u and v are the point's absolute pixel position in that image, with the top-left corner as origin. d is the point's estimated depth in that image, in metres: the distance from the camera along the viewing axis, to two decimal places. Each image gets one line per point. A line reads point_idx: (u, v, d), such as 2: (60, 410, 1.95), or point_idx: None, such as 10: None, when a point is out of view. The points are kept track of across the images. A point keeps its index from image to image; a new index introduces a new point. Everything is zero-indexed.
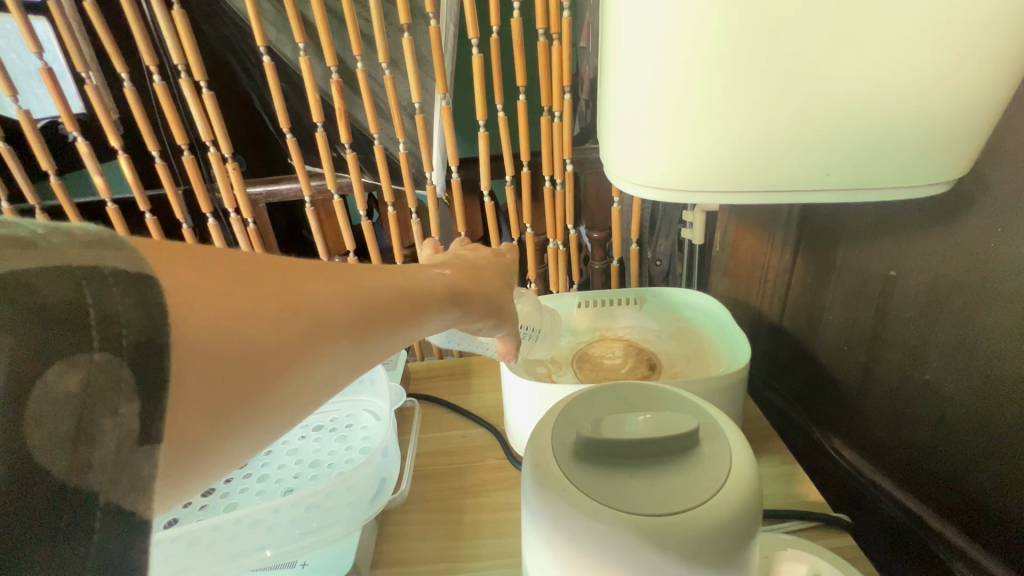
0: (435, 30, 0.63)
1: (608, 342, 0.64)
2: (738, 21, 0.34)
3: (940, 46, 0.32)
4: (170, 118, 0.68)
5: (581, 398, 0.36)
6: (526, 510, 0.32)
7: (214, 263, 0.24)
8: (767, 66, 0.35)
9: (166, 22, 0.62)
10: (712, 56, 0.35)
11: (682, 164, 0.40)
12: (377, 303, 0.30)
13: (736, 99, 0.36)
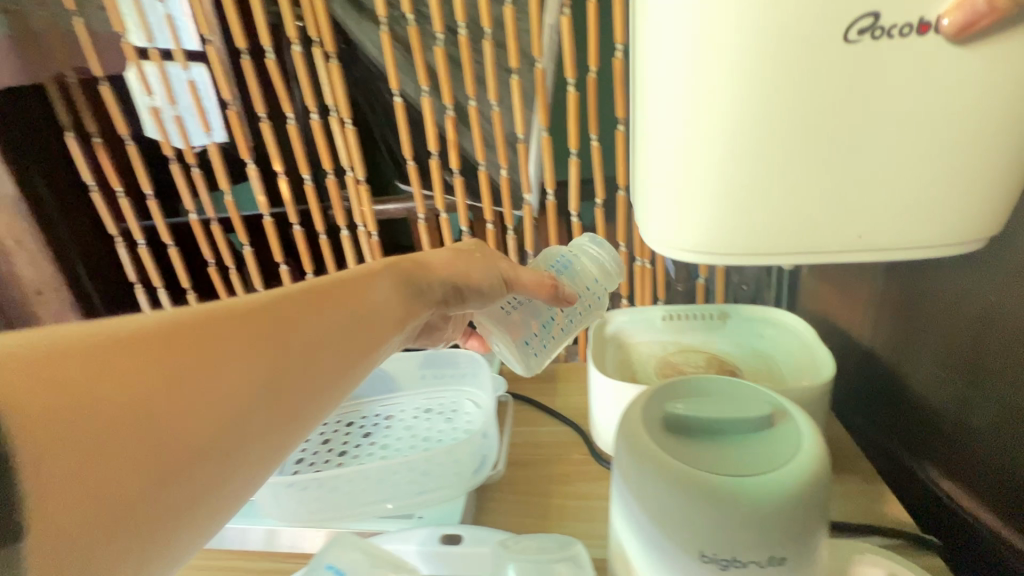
0: (539, 71, 0.73)
1: (691, 351, 0.67)
2: (766, 66, 0.39)
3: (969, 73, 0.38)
4: (322, 148, 0.83)
5: (667, 385, 0.41)
6: (619, 476, 0.38)
7: (143, 346, 0.29)
8: (800, 103, 0.40)
9: (326, 72, 0.77)
10: (715, 98, 0.41)
11: (712, 197, 0.44)
12: (323, 318, 0.38)
13: (734, 134, 0.42)
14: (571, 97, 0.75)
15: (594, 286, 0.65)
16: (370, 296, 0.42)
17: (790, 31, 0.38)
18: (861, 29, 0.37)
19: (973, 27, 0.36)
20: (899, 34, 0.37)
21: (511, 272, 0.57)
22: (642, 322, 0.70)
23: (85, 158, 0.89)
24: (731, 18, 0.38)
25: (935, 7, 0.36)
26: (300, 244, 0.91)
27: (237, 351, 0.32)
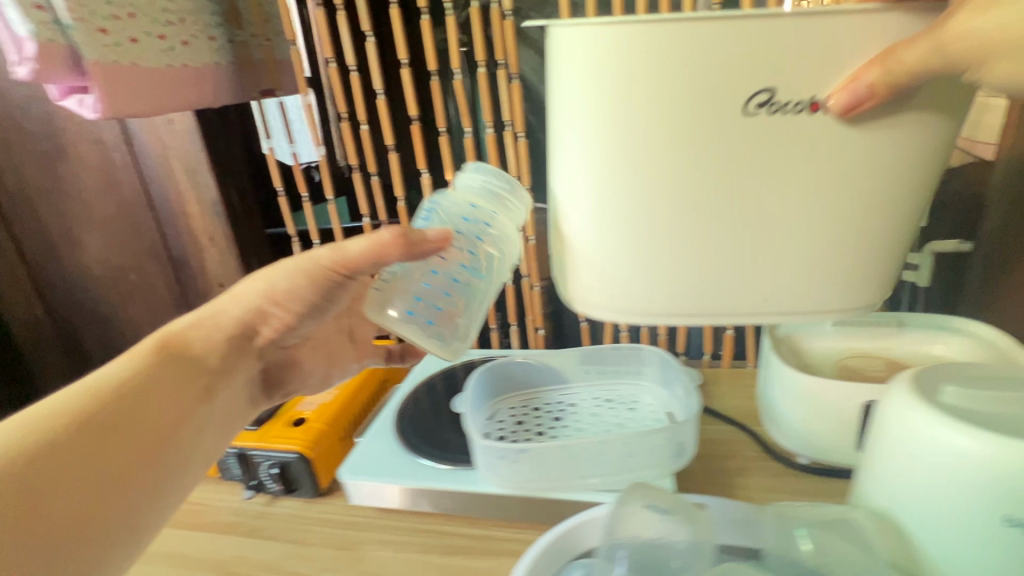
0: None
1: (867, 356, 0.69)
2: (661, 130, 0.43)
3: (852, 144, 0.43)
4: (495, 159, 0.90)
5: (935, 367, 0.45)
6: (891, 440, 0.43)
7: None
8: (698, 165, 0.44)
9: (508, 92, 0.84)
10: (620, 152, 0.44)
11: (614, 249, 0.48)
12: (130, 397, 0.48)
13: (643, 189, 0.45)
14: None
15: (471, 214, 0.56)
16: (162, 373, 0.52)
17: (693, 99, 0.42)
18: (758, 103, 0.42)
19: (858, 107, 0.41)
20: (789, 109, 0.42)
21: (347, 265, 0.56)
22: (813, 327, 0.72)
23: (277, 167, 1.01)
24: (621, 85, 0.42)
25: (824, 89, 0.41)
26: None
27: (58, 442, 0.42)
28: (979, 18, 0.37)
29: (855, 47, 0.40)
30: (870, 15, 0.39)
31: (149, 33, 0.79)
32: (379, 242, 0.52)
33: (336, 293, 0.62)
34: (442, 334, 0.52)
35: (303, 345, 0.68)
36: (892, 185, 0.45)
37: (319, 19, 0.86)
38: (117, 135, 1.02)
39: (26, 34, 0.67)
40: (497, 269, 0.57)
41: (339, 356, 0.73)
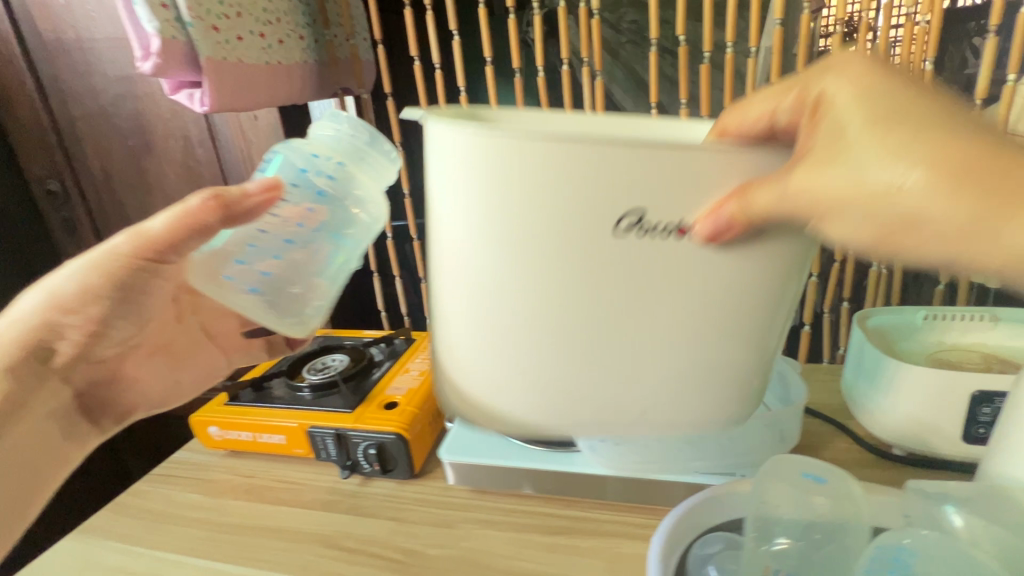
0: None
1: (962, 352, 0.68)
2: (534, 250, 0.34)
3: (717, 273, 0.35)
4: None
5: None
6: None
7: None
8: (570, 288, 0.35)
9: (591, 89, 0.86)
10: (490, 268, 0.36)
11: (475, 367, 0.40)
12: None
13: (519, 310, 0.37)
14: None
15: (311, 163, 0.53)
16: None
17: (561, 216, 0.33)
18: (627, 225, 0.33)
19: (720, 235, 0.33)
20: (660, 234, 0.33)
21: (150, 250, 0.51)
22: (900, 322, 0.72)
23: None
24: (495, 196, 0.34)
25: (692, 210, 0.33)
26: None
27: None
28: (815, 169, 0.31)
29: (722, 174, 0.32)
30: (741, 149, 0.32)
31: (252, 32, 0.83)
32: (193, 217, 0.48)
33: (149, 283, 0.56)
34: (277, 306, 0.52)
35: (130, 355, 0.61)
36: (761, 328, 0.37)
37: (407, 19, 0.90)
38: (203, 131, 1.06)
39: (152, 31, 0.71)
40: (362, 237, 0.57)
41: (185, 356, 0.65)
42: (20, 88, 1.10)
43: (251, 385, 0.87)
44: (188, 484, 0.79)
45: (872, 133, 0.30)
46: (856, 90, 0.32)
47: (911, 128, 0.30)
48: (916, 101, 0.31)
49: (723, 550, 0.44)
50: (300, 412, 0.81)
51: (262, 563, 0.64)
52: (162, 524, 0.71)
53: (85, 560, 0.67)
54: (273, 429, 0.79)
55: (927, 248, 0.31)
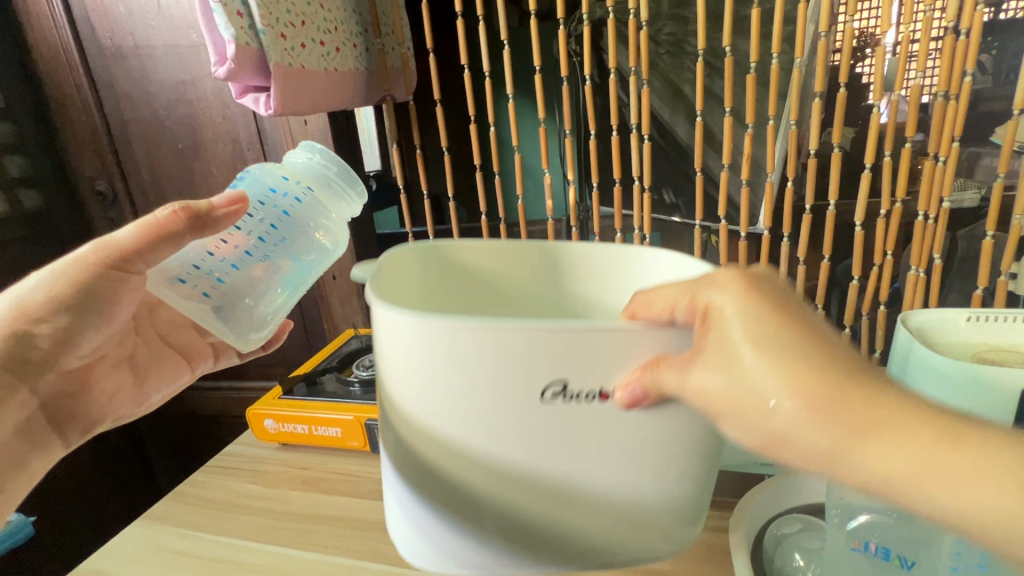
0: (841, 95, 0.85)
1: (1006, 351, 0.66)
2: (465, 413, 0.38)
3: (618, 435, 0.39)
4: (618, 158, 0.95)
5: None
6: None
7: None
8: (494, 444, 0.39)
9: (635, 97, 0.89)
10: (424, 421, 0.40)
11: (424, 504, 0.43)
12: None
13: (444, 458, 0.40)
14: (870, 118, 0.88)
15: (279, 186, 0.57)
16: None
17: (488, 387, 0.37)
18: (552, 392, 0.37)
19: (637, 403, 0.37)
20: (583, 399, 0.38)
21: (116, 257, 0.52)
22: (944, 321, 0.70)
23: (400, 163, 1.12)
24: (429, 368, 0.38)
25: (611, 379, 0.37)
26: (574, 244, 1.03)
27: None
28: (707, 367, 0.36)
29: (637, 352, 0.36)
30: (651, 336, 0.36)
31: (314, 40, 0.87)
32: (157, 229, 0.49)
33: (127, 298, 0.57)
34: (226, 310, 0.54)
35: (96, 365, 0.65)
36: (651, 490, 0.41)
37: (459, 30, 0.93)
38: (252, 135, 1.09)
39: (229, 38, 0.75)
40: (321, 262, 0.59)
41: (149, 372, 0.70)
42: (78, 93, 1.14)
43: (305, 380, 0.90)
44: (243, 474, 0.81)
45: (763, 347, 0.35)
46: (740, 303, 0.36)
47: (786, 356, 0.34)
48: (782, 322, 0.35)
49: (800, 530, 0.54)
50: (353, 406, 0.83)
51: (327, 549, 0.66)
52: (224, 512, 0.74)
53: (152, 544, 0.69)
54: (327, 422, 0.81)
55: (795, 461, 0.35)
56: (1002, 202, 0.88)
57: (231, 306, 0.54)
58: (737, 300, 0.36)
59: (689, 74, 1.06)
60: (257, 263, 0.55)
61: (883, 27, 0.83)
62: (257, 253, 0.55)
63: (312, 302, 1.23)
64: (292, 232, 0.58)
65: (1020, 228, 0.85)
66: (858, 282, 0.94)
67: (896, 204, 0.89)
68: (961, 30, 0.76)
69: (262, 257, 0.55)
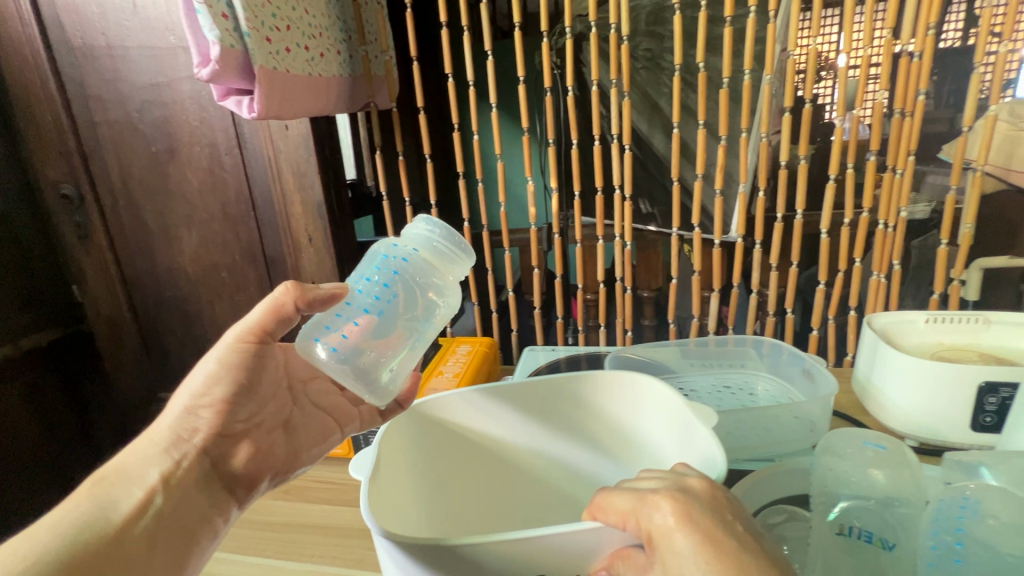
0: (807, 111, 0.89)
1: (961, 351, 0.70)
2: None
3: None
4: (599, 169, 0.97)
5: None
6: None
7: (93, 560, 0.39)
8: None
9: (616, 108, 0.92)
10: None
11: None
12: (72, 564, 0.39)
13: None
14: (834, 132, 0.93)
15: (392, 249, 0.50)
16: (99, 517, 0.42)
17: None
18: None
19: None
20: None
21: (254, 336, 0.53)
22: (907, 324, 0.74)
23: (381, 170, 1.12)
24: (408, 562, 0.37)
25: (582, 566, 0.36)
26: (556, 250, 1.05)
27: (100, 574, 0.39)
28: None
29: (600, 545, 0.36)
30: (611, 527, 0.35)
31: (298, 45, 0.86)
32: (278, 307, 0.51)
33: (263, 366, 0.53)
34: (360, 378, 0.48)
35: (254, 435, 0.52)
36: None
37: (443, 40, 0.95)
38: (231, 139, 1.08)
39: (213, 39, 0.74)
40: (439, 324, 0.51)
41: (306, 437, 0.56)
42: (44, 94, 1.10)
43: None
44: None
45: None
46: (676, 526, 0.31)
47: None
48: (743, 547, 0.30)
49: (786, 520, 0.49)
50: None
51: (312, 558, 0.64)
52: None
53: None
54: None
55: None
56: (953, 212, 0.94)
57: (360, 372, 0.48)
58: (671, 520, 0.32)
59: (665, 89, 1.11)
60: (382, 330, 0.49)
61: (843, 49, 0.88)
62: (378, 320, 0.49)
63: None
64: (410, 297, 0.49)
65: (969, 235, 0.92)
66: (824, 287, 0.98)
67: (861, 214, 0.95)
68: (914, 53, 0.82)
69: (384, 324, 0.49)
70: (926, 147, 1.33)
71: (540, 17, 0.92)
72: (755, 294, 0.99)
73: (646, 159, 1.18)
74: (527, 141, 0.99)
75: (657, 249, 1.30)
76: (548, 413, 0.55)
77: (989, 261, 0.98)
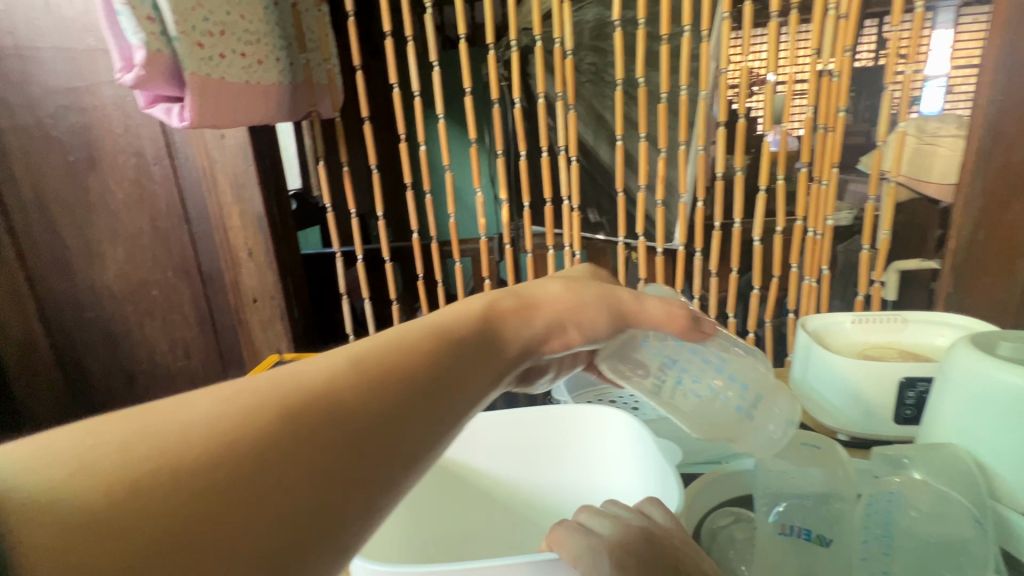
0: (740, 125, 0.94)
1: (882, 348, 0.76)
2: None
3: None
4: (547, 180, 0.99)
5: (982, 334, 0.53)
6: (953, 377, 0.52)
7: (417, 390, 0.28)
8: None
9: (562, 122, 0.94)
10: None
11: None
12: (359, 415, 0.26)
13: None
14: (765, 145, 0.99)
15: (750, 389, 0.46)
16: (450, 358, 0.31)
17: None
18: None
19: None
20: None
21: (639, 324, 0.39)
22: (835, 325, 0.79)
23: (325, 181, 1.08)
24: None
25: None
26: (507, 261, 1.05)
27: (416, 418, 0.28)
28: None
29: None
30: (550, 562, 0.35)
31: (234, 50, 0.83)
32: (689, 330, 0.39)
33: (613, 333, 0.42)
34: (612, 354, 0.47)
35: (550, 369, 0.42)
36: None
37: (388, 51, 0.93)
38: (159, 148, 1.01)
39: (137, 43, 0.69)
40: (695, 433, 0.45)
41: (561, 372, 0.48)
42: None
43: None
44: None
45: None
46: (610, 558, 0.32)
47: None
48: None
49: (733, 522, 0.49)
50: None
51: None
52: None
53: None
54: None
55: None
56: (871, 218, 1.01)
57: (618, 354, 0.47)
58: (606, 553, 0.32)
59: (609, 102, 1.14)
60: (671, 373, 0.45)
61: (770, 68, 0.94)
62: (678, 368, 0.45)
63: (229, 325, 1.14)
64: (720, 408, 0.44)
65: (887, 240, 0.99)
66: (760, 292, 1.04)
67: (795, 221, 1.00)
68: (834, 73, 0.88)
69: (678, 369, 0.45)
70: (847, 157, 1.44)
71: (487, 29, 0.92)
72: (700, 298, 1.02)
73: (592, 170, 1.21)
74: (475, 152, 0.99)
75: (606, 257, 1.33)
76: (539, 441, 0.56)
77: (904, 264, 1.06)
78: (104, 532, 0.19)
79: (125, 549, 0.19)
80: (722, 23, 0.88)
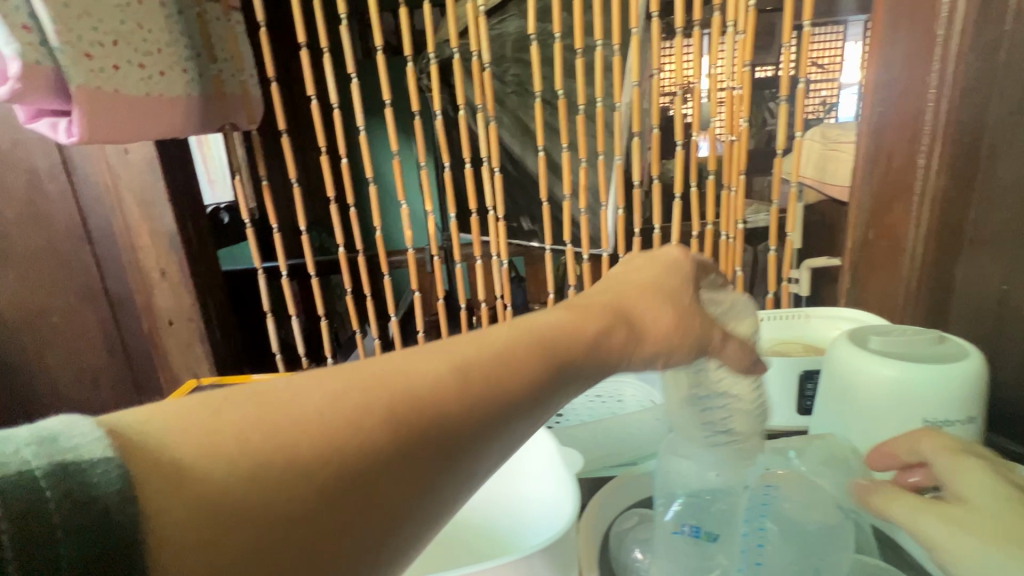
0: (654, 135, 0.98)
1: (788, 344, 0.81)
2: None
3: None
4: (470, 191, 0.99)
5: (860, 329, 0.58)
6: (836, 370, 0.56)
7: (507, 385, 0.31)
8: None
9: (483, 134, 0.95)
10: None
11: None
12: (457, 410, 0.29)
13: None
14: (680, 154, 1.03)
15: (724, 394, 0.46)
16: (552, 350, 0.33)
17: None
18: None
19: None
20: None
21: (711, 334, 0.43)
22: None
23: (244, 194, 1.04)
24: None
25: None
26: (436, 272, 1.04)
27: (500, 409, 0.30)
28: None
29: None
30: None
31: (130, 61, 0.78)
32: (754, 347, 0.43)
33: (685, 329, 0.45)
34: None
35: None
36: None
37: (303, 62, 0.91)
38: (54, 164, 0.94)
39: (11, 53, 0.64)
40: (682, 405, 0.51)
41: None
42: None
43: None
44: None
45: None
46: None
47: None
48: None
49: (636, 523, 0.52)
50: None
51: None
52: None
53: None
54: None
55: None
56: (780, 220, 1.08)
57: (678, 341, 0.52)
58: None
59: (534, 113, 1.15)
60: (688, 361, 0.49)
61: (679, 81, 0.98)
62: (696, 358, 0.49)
63: (143, 352, 1.07)
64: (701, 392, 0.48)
65: (795, 240, 1.06)
66: None
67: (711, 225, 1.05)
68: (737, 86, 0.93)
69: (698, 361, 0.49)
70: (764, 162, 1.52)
71: (404, 41, 0.91)
72: None
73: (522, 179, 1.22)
74: (396, 163, 0.97)
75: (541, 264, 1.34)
76: None
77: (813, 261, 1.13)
78: (246, 488, 0.23)
79: (252, 509, 0.23)
80: (632, 39, 0.91)
